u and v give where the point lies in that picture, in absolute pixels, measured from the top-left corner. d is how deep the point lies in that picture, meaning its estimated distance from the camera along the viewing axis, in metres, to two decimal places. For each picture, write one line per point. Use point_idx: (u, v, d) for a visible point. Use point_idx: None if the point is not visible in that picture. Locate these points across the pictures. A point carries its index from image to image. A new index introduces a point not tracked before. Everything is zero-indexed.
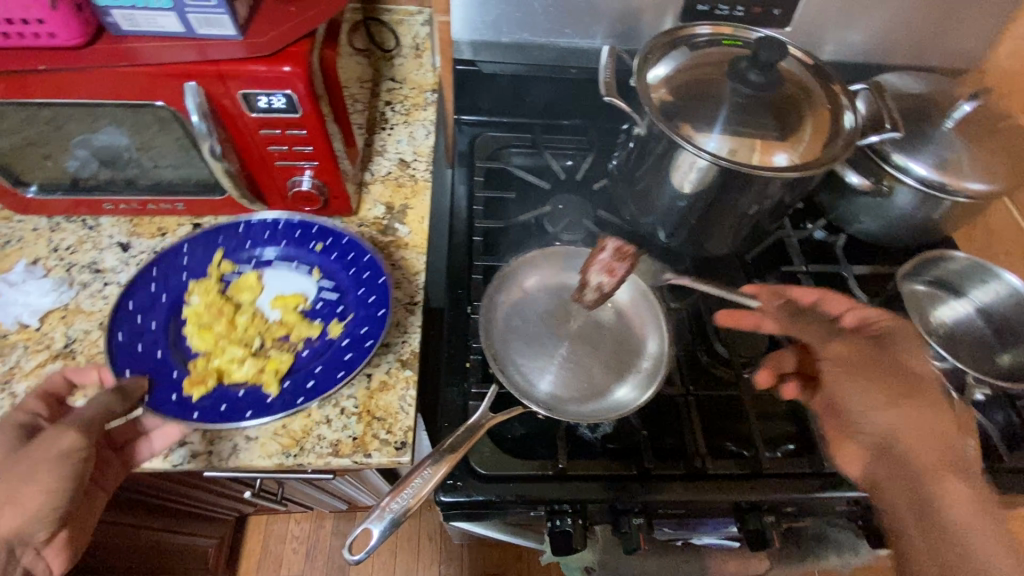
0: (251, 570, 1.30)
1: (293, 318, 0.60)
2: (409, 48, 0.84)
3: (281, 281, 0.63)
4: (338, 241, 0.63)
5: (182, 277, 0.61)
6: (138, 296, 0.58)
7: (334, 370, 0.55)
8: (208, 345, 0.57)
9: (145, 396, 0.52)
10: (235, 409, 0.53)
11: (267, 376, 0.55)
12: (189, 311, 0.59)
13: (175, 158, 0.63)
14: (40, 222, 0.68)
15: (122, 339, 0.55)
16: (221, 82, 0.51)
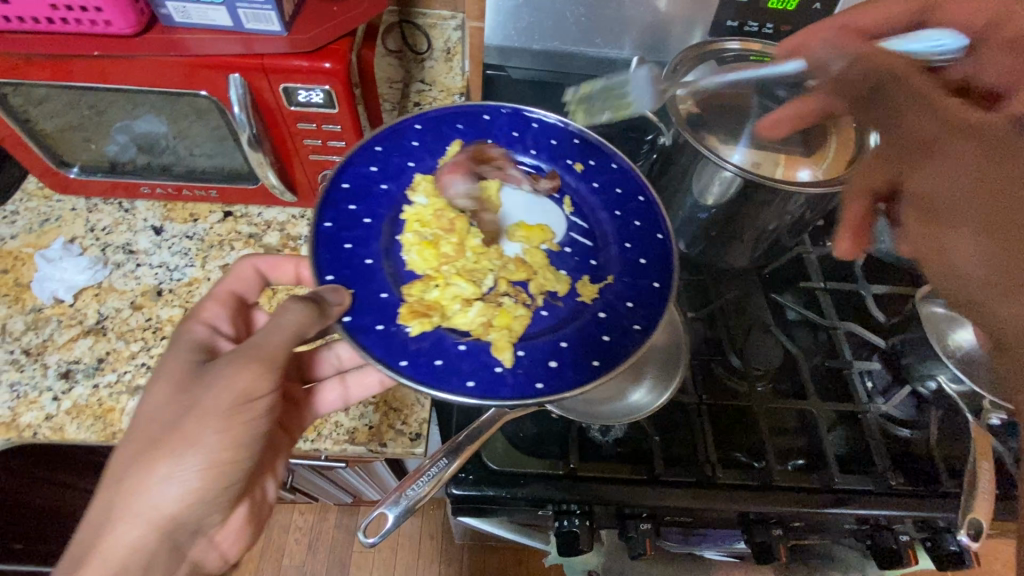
0: (255, 557, 1.31)
1: (534, 256, 0.61)
2: (441, 52, 0.85)
3: (523, 209, 0.64)
4: (606, 164, 0.65)
5: (410, 167, 0.62)
6: (355, 176, 0.58)
7: (598, 334, 0.53)
8: (431, 268, 0.57)
9: (343, 317, 0.49)
10: (451, 367, 0.49)
11: (499, 338, 0.52)
12: (415, 209, 0.60)
13: (211, 148, 0.65)
14: (78, 202, 0.71)
15: (329, 226, 0.54)
16: (263, 74, 0.53)
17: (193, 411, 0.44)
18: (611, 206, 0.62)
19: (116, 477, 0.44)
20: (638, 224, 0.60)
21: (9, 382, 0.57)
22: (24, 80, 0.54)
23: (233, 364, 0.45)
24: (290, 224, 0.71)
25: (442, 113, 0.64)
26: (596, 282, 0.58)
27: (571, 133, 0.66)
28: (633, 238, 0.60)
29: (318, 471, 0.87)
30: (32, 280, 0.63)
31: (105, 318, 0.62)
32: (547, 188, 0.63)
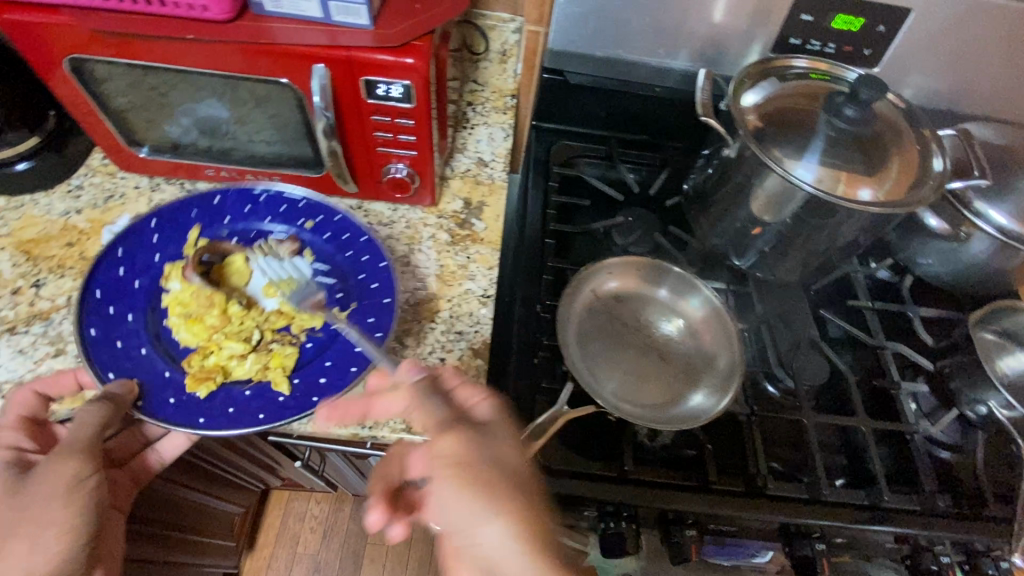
0: (269, 543, 1.32)
1: (288, 309, 0.60)
2: (497, 53, 0.86)
3: (268, 268, 0.62)
4: (325, 218, 0.64)
5: (153, 257, 0.60)
6: (107, 280, 0.57)
7: (346, 364, 0.55)
8: (202, 341, 0.56)
9: (138, 403, 0.52)
10: (243, 409, 0.52)
11: (273, 374, 0.54)
12: (172, 296, 0.59)
13: (271, 135, 0.66)
14: (141, 181, 0.72)
15: (94, 334, 0.54)
16: (347, 66, 0.54)
17: (25, 512, 0.47)
18: (343, 249, 0.62)
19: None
20: (368, 257, 0.61)
21: (75, 353, 0.58)
22: (109, 58, 0.55)
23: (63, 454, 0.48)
24: None
25: (172, 207, 0.62)
26: (343, 310, 0.59)
27: (294, 195, 0.64)
28: (366, 269, 0.61)
29: (352, 459, 0.88)
30: (98, 255, 0.65)
31: None
32: (287, 251, 0.62)
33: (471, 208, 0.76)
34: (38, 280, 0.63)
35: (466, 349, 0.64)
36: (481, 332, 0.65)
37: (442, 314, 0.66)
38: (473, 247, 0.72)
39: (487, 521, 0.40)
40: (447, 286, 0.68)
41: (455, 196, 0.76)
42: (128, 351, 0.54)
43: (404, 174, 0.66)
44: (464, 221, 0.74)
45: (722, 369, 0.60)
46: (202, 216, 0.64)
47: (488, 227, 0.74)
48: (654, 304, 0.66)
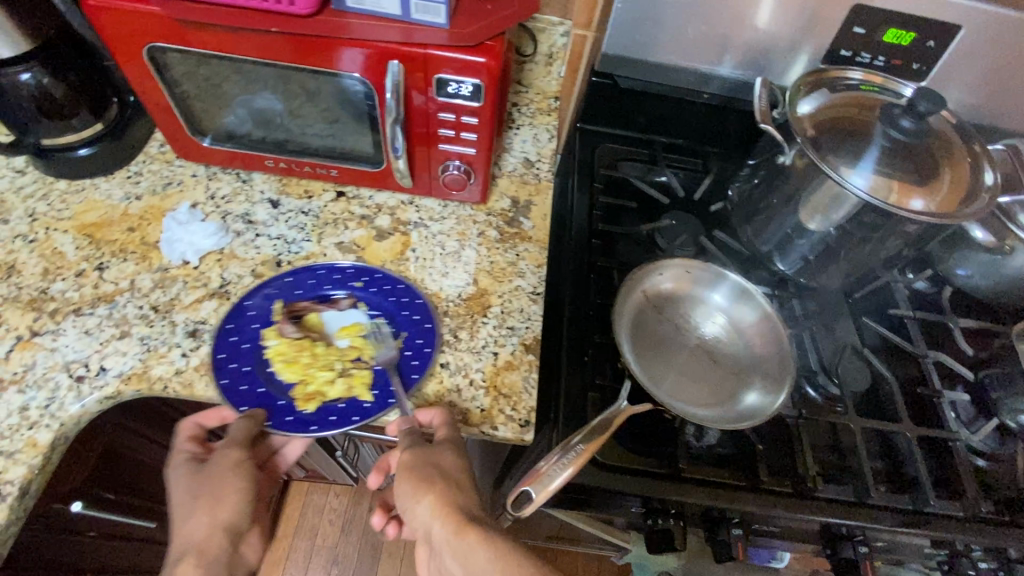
0: (289, 534, 1.33)
1: (361, 342, 0.61)
2: (544, 55, 0.87)
3: (338, 319, 0.63)
4: (374, 278, 0.66)
5: (254, 325, 0.61)
6: (227, 347, 0.59)
7: (409, 372, 0.60)
8: (300, 375, 0.59)
9: (266, 423, 0.55)
10: (342, 416, 0.57)
11: (359, 387, 0.59)
12: (273, 350, 0.59)
13: (323, 128, 0.67)
14: (198, 169, 0.73)
15: (226, 382, 0.57)
16: (420, 64, 0.56)
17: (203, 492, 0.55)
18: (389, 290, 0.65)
19: (179, 552, 0.53)
20: (401, 287, 0.65)
21: (140, 336, 0.59)
22: (187, 47, 0.57)
23: (225, 448, 0.55)
24: (400, 209, 0.74)
25: (264, 283, 0.63)
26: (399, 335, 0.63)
27: (341, 264, 0.66)
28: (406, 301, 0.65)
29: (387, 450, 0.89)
30: (160, 240, 0.66)
31: (227, 283, 0.64)
32: (348, 303, 0.64)
33: (519, 206, 0.77)
34: (101, 264, 0.64)
35: (518, 344, 0.65)
36: (532, 328, 0.66)
37: (493, 309, 0.67)
38: (522, 245, 0.73)
39: (418, 498, 0.50)
40: (497, 282, 0.69)
41: (503, 194, 0.78)
42: (243, 388, 0.57)
43: (459, 172, 0.67)
44: (512, 220, 0.75)
45: (773, 370, 0.61)
46: (280, 287, 0.64)
47: (536, 226, 0.75)
48: (703, 306, 0.67)
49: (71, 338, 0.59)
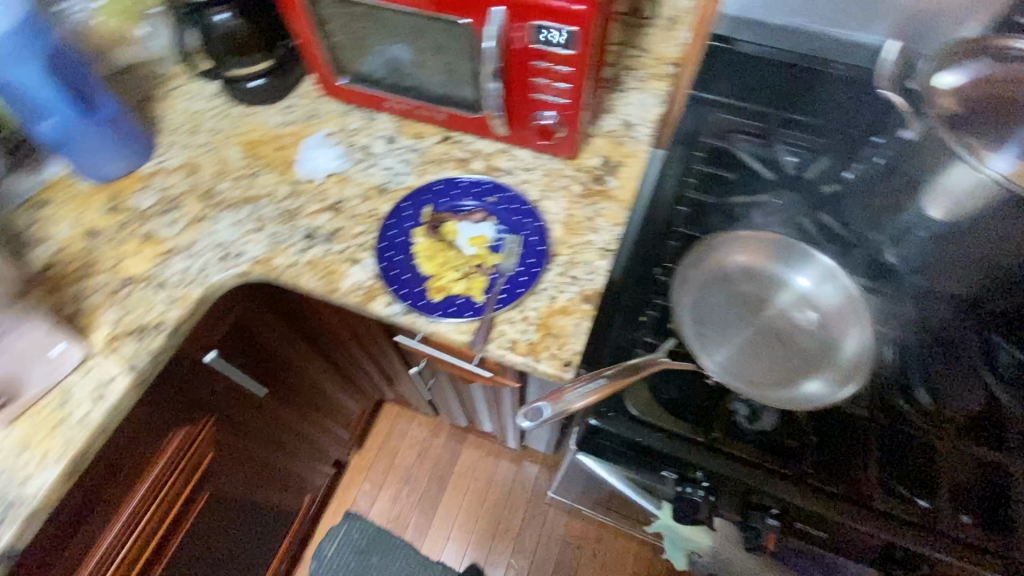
0: (374, 448, 1.51)
1: (484, 251, 0.68)
2: (665, 19, 0.87)
3: (471, 227, 0.71)
4: (506, 195, 0.73)
5: (408, 225, 0.71)
6: (384, 239, 0.70)
7: (516, 285, 0.66)
8: (434, 270, 0.67)
9: (403, 300, 0.65)
10: (459, 310, 0.64)
11: (477, 289, 0.66)
12: (418, 246, 0.69)
13: (434, 72, 0.74)
14: (337, 106, 0.86)
15: (382, 266, 0.68)
16: (521, 10, 0.59)
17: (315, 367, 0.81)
18: (516, 213, 0.72)
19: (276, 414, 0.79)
20: (527, 207, 0.72)
21: (272, 232, 0.73)
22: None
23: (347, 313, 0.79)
24: (494, 156, 0.79)
25: (415, 192, 0.74)
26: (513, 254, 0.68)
27: (482, 180, 0.75)
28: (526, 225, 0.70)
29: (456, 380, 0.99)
30: (300, 159, 0.80)
31: (342, 200, 0.75)
32: (480, 217, 0.72)
33: (609, 165, 0.77)
34: (255, 172, 0.79)
35: (576, 294, 0.65)
36: (595, 281, 0.66)
37: (561, 255, 0.69)
38: (604, 203, 0.73)
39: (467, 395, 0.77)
40: (571, 234, 0.70)
41: (596, 152, 0.78)
42: (394, 273, 0.67)
43: (550, 123, 0.70)
44: (600, 177, 0.76)
45: (844, 364, 0.57)
46: (430, 196, 0.74)
47: (623, 185, 0.74)
48: (782, 285, 0.63)
49: (223, 224, 0.74)
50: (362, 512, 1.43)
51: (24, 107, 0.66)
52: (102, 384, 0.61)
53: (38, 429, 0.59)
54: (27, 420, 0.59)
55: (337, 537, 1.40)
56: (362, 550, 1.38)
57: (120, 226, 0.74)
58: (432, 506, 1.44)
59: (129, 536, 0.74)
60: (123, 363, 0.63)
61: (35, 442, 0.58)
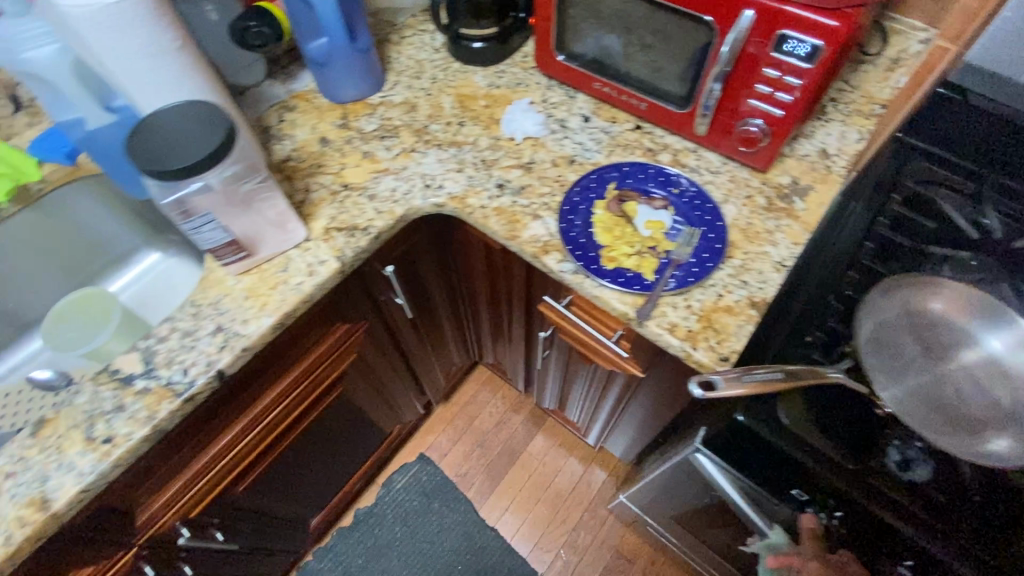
0: (457, 405, 1.60)
1: (661, 236, 0.71)
2: (888, 59, 0.87)
3: (651, 212, 0.73)
4: (690, 190, 0.75)
5: (591, 196, 0.75)
6: (569, 203, 0.74)
7: (686, 274, 0.68)
8: (609, 241, 0.71)
9: (577, 259, 0.69)
10: (628, 282, 0.67)
11: (648, 268, 0.68)
12: (598, 218, 0.73)
13: (652, 64, 0.78)
14: (541, 80, 0.92)
15: (562, 226, 0.72)
16: (771, 17, 0.61)
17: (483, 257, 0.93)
18: (697, 209, 0.73)
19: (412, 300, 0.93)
20: (709, 205, 0.74)
21: (468, 175, 0.81)
22: None
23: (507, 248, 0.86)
24: (683, 153, 0.81)
25: (604, 168, 0.78)
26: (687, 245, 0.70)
27: (669, 171, 0.77)
28: (705, 223, 0.72)
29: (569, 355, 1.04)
30: (502, 119, 0.87)
31: (534, 162, 0.81)
32: (661, 205, 0.74)
33: (798, 187, 0.77)
34: (461, 122, 0.87)
35: (744, 297, 0.67)
36: (765, 289, 0.67)
37: (734, 258, 0.70)
38: (787, 221, 0.74)
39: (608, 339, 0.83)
40: (748, 241, 0.72)
41: (786, 172, 0.79)
42: (571, 235, 0.72)
43: (756, 132, 0.72)
44: (785, 196, 0.76)
45: None
46: (615, 175, 0.77)
47: (809, 209, 0.75)
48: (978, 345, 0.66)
49: (429, 158, 0.83)
50: (434, 458, 1.53)
51: (308, 19, 0.79)
52: (315, 263, 0.72)
53: (262, 285, 0.70)
54: (256, 275, 0.71)
55: (408, 473, 1.50)
56: (427, 492, 1.47)
57: (346, 140, 0.85)
58: (498, 476, 1.50)
59: (287, 398, 0.86)
60: (333, 251, 0.73)
61: (259, 293, 0.69)
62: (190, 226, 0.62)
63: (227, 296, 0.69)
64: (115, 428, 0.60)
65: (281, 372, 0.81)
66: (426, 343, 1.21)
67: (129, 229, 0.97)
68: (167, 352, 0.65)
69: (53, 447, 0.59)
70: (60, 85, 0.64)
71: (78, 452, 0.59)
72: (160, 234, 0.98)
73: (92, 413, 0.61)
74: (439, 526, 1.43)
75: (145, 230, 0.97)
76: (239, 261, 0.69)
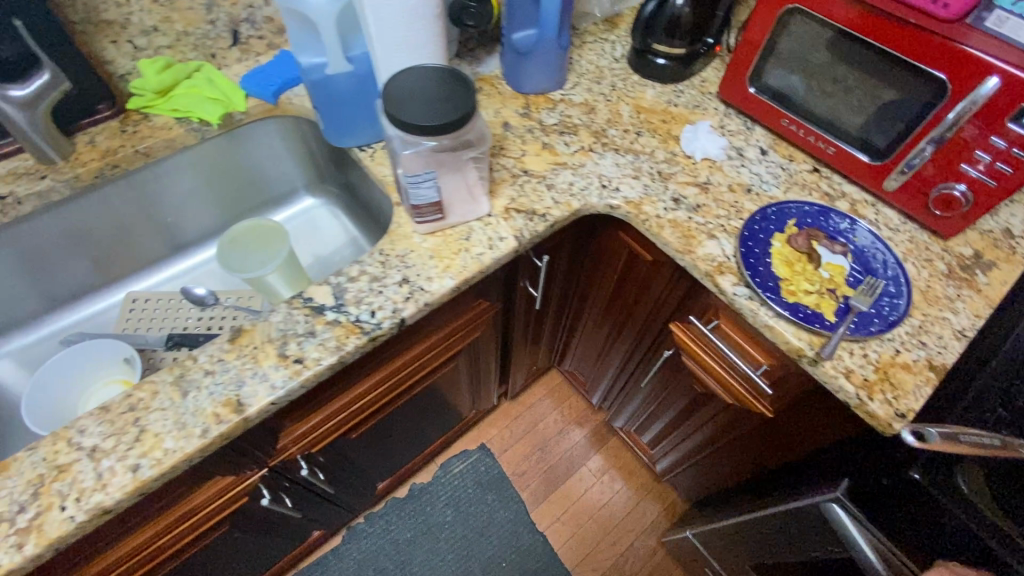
0: (524, 405, 1.61)
1: (841, 280, 0.71)
2: None
3: (831, 254, 0.73)
4: (871, 241, 0.75)
5: (771, 227, 0.75)
6: (749, 229, 0.75)
7: (867, 323, 0.68)
8: (788, 275, 0.71)
9: (756, 284, 0.70)
10: (807, 318, 0.68)
11: (828, 308, 0.69)
12: (777, 249, 0.74)
13: (854, 111, 0.78)
14: (719, 106, 0.93)
15: (742, 251, 0.73)
16: (1017, 89, 0.60)
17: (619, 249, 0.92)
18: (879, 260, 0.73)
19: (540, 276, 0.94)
20: (890, 258, 0.73)
21: (644, 183, 0.81)
22: (818, 15, 0.72)
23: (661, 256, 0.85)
24: (861, 204, 0.81)
25: (785, 202, 0.78)
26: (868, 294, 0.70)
27: (851, 218, 0.77)
28: (886, 275, 0.72)
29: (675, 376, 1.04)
30: (680, 136, 0.87)
31: (711, 183, 0.82)
32: (842, 249, 0.73)
33: (980, 260, 0.76)
34: (639, 131, 0.88)
35: (923, 357, 0.66)
36: (944, 354, 0.67)
37: (913, 318, 0.70)
38: (969, 292, 0.72)
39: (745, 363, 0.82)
40: (927, 304, 0.71)
41: (967, 243, 0.78)
42: (750, 260, 0.72)
43: (959, 196, 0.70)
44: (967, 267, 0.75)
45: None
46: (795, 211, 0.78)
47: (992, 285, 0.73)
48: None
49: (607, 160, 0.84)
50: (494, 451, 1.54)
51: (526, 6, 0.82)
52: (495, 238, 0.75)
53: (446, 248, 0.73)
54: (441, 238, 0.74)
55: (467, 460, 1.52)
56: (482, 483, 1.49)
57: (527, 128, 0.88)
58: (553, 483, 1.50)
59: (422, 358, 0.89)
60: (512, 230, 0.76)
61: (443, 256, 0.73)
62: (411, 179, 0.65)
63: (414, 252, 0.73)
64: (306, 351, 0.63)
65: (424, 333, 0.84)
66: (527, 339, 1.23)
67: (299, 171, 1.02)
68: (356, 291, 0.68)
69: (249, 356, 0.63)
70: (321, 30, 0.68)
71: (272, 365, 0.62)
72: (324, 181, 1.04)
73: (285, 332, 0.65)
74: (489, 519, 1.44)
75: (313, 174, 1.03)
76: (430, 222, 0.73)
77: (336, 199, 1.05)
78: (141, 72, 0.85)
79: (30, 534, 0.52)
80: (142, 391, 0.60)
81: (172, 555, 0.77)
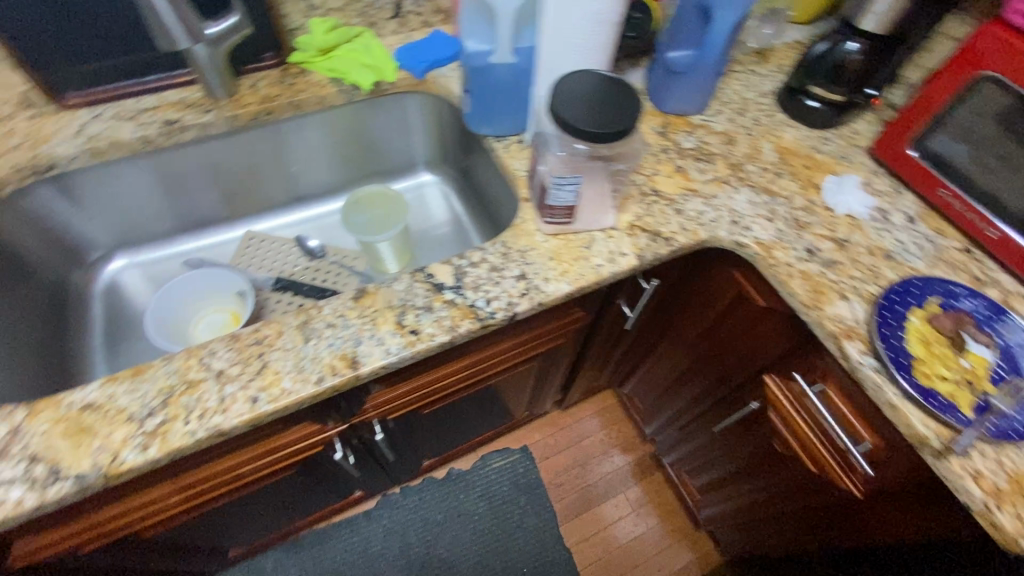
0: (574, 417, 1.60)
1: (983, 373, 0.65)
2: None
3: (975, 344, 0.67)
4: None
5: (910, 301, 0.71)
6: (886, 299, 0.70)
7: (1007, 426, 0.62)
8: (924, 355, 0.66)
9: (888, 357, 0.65)
10: (939, 405, 0.62)
11: (964, 400, 0.63)
12: (914, 325, 0.69)
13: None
14: (868, 162, 0.88)
15: (877, 319, 0.69)
16: None
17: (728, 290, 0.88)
18: None
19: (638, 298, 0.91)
20: None
21: (778, 228, 0.78)
22: (1021, 88, 0.66)
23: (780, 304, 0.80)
24: (1014, 296, 0.75)
25: (930, 278, 0.73)
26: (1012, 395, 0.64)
27: (1004, 309, 0.70)
28: None
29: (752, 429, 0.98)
30: (822, 186, 0.83)
31: (849, 241, 0.77)
32: (988, 341, 0.68)
33: None
34: (778, 172, 0.84)
35: None
36: None
37: None
38: None
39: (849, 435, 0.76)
40: None
41: None
42: (885, 331, 0.68)
43: None
44: None
45: None
46: (940, 288, 0.72)
47: None
48: None
49: (741, 196, 0.81)
50: (535, 456, 1.54)
51: (694, 25, 0.80)
52: (617, 253, 0.73)
53: (566, 253, 0.72)
54: (562, 242, 0.73)
55: (508, 457, 1.52)
56: (517, 484, 1.48)
57: (662, 149, 0.86)
58: (587, 503, 1.48)
59: (509, 353, 0.89)
60: (634, 248, 0.73)
61: (562, 259, 0.71)
62: (557, 181, 0.65)
63: (534, 249, 0.72)
64: (421, 324, 0.65)
65: (518, 331, 0.84)
66: (599, 357, 1.21)
67: (425, 146, 1.05)
68: (476, 277, 0.69)
69: (369, 318, 0.65)
70: (500, 20, 0.69)
71: (387, 331, 0.64)
72: (446, 161, 1.06)
73: (405, 302, 0.66)
74: (518, 521, 1.43)
75: (438, 152, 1.05)
76: (556, 223, 0.72)
77: (453, 180, 1.07)
78: (310, 30, 0.90)
79: (156, 439, 0.55)
80: (268, 329, 0.63)
81: (244, 484, 0.81)
